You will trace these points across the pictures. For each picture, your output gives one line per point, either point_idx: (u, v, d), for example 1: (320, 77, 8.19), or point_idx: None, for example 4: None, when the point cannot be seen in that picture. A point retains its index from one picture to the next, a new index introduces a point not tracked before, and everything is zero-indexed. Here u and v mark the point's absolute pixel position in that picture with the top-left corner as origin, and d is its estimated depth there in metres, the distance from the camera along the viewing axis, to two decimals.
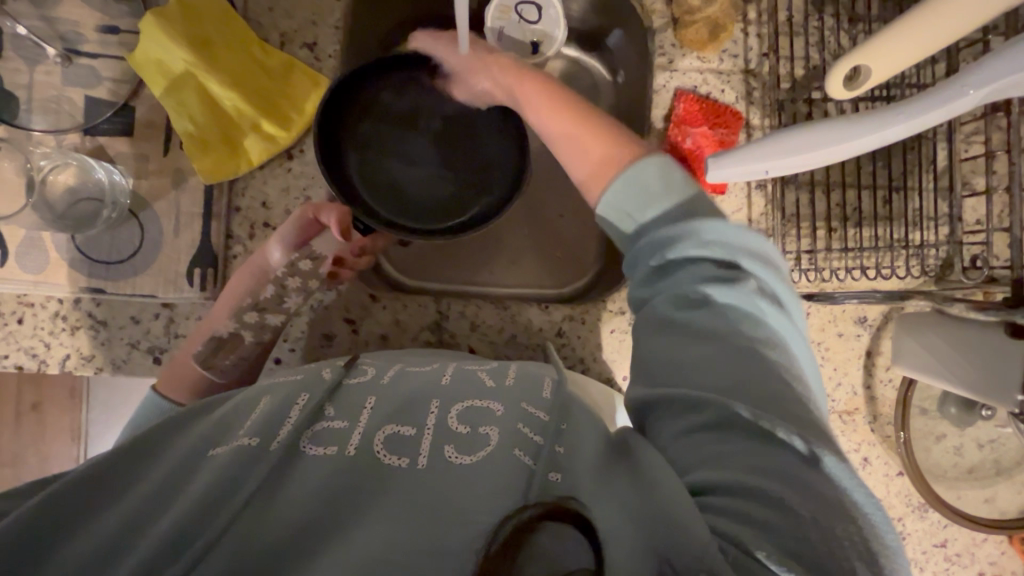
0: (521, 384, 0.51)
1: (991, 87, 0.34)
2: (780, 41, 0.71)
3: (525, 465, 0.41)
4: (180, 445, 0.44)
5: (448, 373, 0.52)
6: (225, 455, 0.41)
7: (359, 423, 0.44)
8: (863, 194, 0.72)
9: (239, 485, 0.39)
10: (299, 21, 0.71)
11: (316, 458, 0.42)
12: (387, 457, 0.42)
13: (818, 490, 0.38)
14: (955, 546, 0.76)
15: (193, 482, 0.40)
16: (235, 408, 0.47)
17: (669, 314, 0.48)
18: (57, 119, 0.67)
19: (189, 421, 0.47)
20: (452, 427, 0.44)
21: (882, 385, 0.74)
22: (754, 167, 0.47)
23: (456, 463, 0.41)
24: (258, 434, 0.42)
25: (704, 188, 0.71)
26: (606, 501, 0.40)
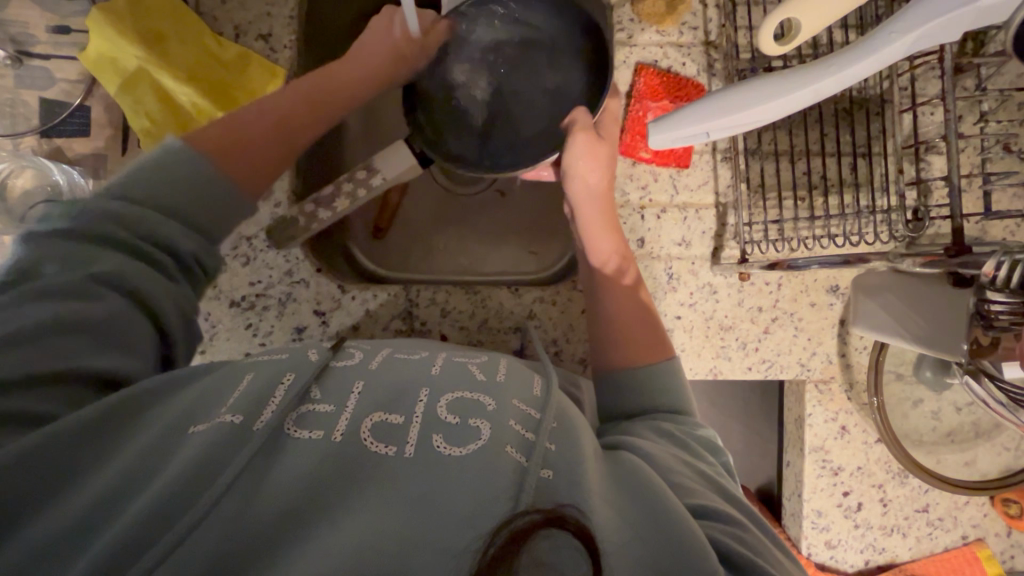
0: (513, 380, 0.50)
1: (914, 32, 0.34)
2: (739, 10, 0.70)
3: (517, 462, 0.40)
4: (157, 423, 0.42)
5: (438, 363, 0.51)
6: (206, 433, 0.40)
7: (345, 408, 0.43)
8: (829, 161, 0.72)
9: (213, 470, 0.38)
10: (253, 13, 0.70)
11: (302, 440, 0.41)
12: (373, 444, 0.41)
13: (763, 538, 0.45)
14: (937, 510, 0.76)
15: (166, 465, 0.38)
16: (220, 381, 0.46)
17: (642, 422, 0.55)
18: (13, 123, 0.67)
19: (166, 399, 0.45)
20: (441, 417, 0.43)
21: (856, 352, 0.74)
22: (694, 130, 0.47)
23: (445, 453, 0.40)
24: (241, 412, 0.41)
25: (663, 162, 0.71)
26: (611, 517, 0.40)
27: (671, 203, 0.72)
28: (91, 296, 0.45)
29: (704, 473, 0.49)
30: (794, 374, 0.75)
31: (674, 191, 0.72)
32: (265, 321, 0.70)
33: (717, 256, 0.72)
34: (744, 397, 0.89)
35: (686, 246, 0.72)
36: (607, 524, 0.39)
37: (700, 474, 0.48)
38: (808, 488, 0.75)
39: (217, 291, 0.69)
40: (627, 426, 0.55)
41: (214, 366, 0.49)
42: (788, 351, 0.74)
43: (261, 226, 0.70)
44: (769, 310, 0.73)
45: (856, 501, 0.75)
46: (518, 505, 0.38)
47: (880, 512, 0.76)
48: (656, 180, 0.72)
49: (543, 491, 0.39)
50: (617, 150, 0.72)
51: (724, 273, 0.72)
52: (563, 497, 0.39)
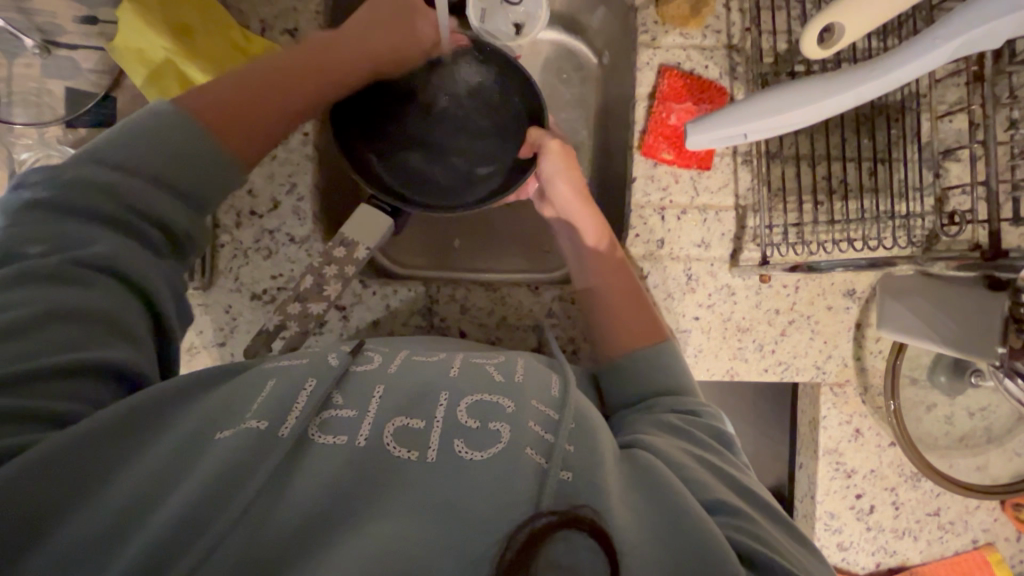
0: (531, 380, 0.50)
1: (958, 40, 0.35)
2: (763, 14, 0.71)
3: (538, 464, 0.40)
4: (179, 428, 0.41)
5: (455, 364, 0.51)
6: (232, 440, 0.39)
7: (368, 412, 0.43)
8: (848, 166, 0.72)
9: (238, 478, 0.37)
10: (280, 8, 0.71)
11: (325, 446, 0.41)
12: (396, 449, 0.41)
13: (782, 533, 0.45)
14: (948, 514, 0.76)
15: (189, 474, 0.38)
16: (242, 386, 0.45)
17: (652, 419, 0.55)
18: (38, 112, 0.67)
19: (184, 405, 0.44)
20: (462, 421, 0.43)
21: (872, 356, 0.75)
22: (730, 131, 0.48)
23: (466, 458, 0.40)
24: (264, 418, 0.41)
25: (684, 164, 0.72)
26: (627, 515, 0.41)
27: (691, 204, 0.73)
28: (79, 281, 0.45)
29: (719, 470, 0.49)
30: (810, 377, 0.75)
31: (695, 192, 0.73)
32: None
33: (736, 258, 0.73)
34: (756, 399, 0.90)
35: (706, 248, 0.73)
36: (623, 526, 0.39)
37: (713, 471, 0.48)
38: (822, 490, 0.76)
39: (237, 284, 0.70)
40: (637, 422, 0.55)
41: (230, 370, 0.48)
42: (804, 354, 0.75)
43: (284, 220, 0.70)
44: (787, 312, 0.74)
45: (868, 504, 0.76)
46: (538, 507, 0.38)
47: (892, 515, 0.76)
48: (677, 181, 0.73)
49: (563, 492, 0.40)
50: (639, 151, 0.72)
51: (743, 275, 0.73)
52: (582, 498, 0.40)
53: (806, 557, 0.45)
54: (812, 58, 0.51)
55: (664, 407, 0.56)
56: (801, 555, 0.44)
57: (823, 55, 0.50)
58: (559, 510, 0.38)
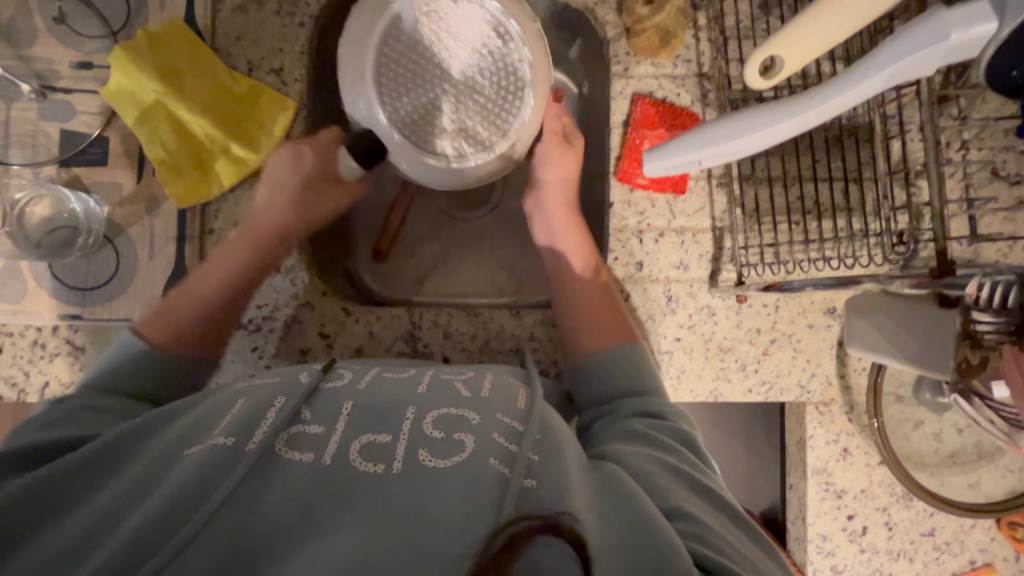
0: (498, 396, 0.50)
1: (890, 69, 0.36)
2: (729, 43, 0.73)
3: (499, 473, 0.41)
4: (153, 449, 0.43)
5: (424, 382, 0.52)
6: (201, 454, 0.41)
7: (335, 430, 0.44)
8: (822, 186, 0.73)
9: (209, 488, 0.38)
10: (266, 49, 0.73)
11: (292, 461, 0.41)
12: (362, 464, 0.41)
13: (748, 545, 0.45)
14: (943, 534, 0.75)
15: (161, 483, 0.39)
16: (211, 406, 0.47)
17: (619, 429, 0.56)
18: (34, 152, 0.70)
19: (159, 428, 0.46)
20: (428, 433, 0.44)
21: (856, 373, 0.75)
22: (689, 156, 0.50)
23: (431, 466, 0.41)
24: (232, 434, 0.42)
25: (658, 189, 0.74)
26: (588, 516, 0.41)
27: (668, 227, 0.74)
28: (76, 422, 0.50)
29: (677, 466, 0.50)
30: (795, 396, 0.75)
31: (671, 215, 0.74)
32: (271, 343, 0.71)
33: (715, 279, 0.74)
34: (748, 418, 0.90)
35: (685, 269, 0.74)
36: (591, 530, 0.40)
37: (670, 469, 0.50)
38: (813, 511, 0.75)
39: None
40: (611, 431, 0.57)
41: (199, 395, 0.50)
42: (788, 373, 0.75)
43: None
44: (768, 331, 0.74)
45: (861, 525, 0.75)
46: (503, 516, 0.38)
47: (886, 537, 0.75)
48: (654, 206, 0.74)
49: (526, 498, 0.40)
50: (615, 177, 0.74)
51: (722, 295, 0.73)
52: (548, 504, 0.40)
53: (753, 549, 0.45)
54: (755, 89, 0.53)
55: (628, 412, 0.58)
56: (744, 544, 0.45)
57: (766, 86, 0.53)
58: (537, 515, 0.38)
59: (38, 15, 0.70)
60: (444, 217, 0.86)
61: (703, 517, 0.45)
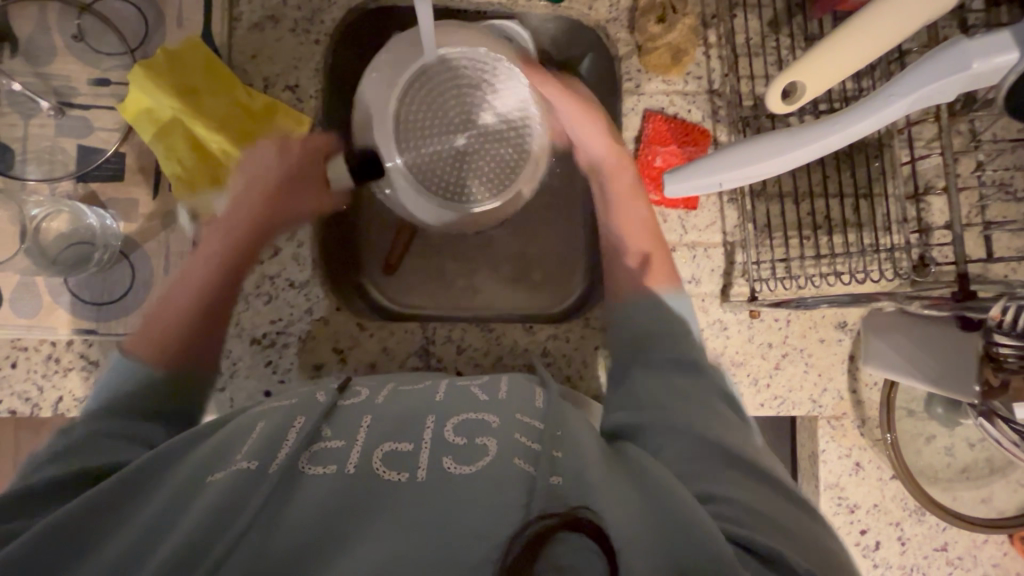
0: (514, 396, 0.52)
1: (911, 95, 0.37)
2: (740, 61, 0.74)
3: (527, 472, 0.41)
4: (174, 479, 0.43)
5: (440, 392, 0.53)
6: (224, 480, 0.40)
7: (357, 441, 0.45)
8: (832, 202, 0.74)
9: (235, 512, 0.38)
10: (282, 66, 0.74)
11: (318, 477, 0.41)
12: (386, 473, 0.42)
13: (789, 513, 0.45)
14: (956, 549, 0.75)
15: (188, 510, 0.39)
16: (230, 435, 0.47)
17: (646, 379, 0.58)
18: (51, 168, 0.70)
19: (178, 458, 0.46)
20: (449, 439, 0.45)
21: (867, 388, 0.75)
22: (710, 178, 0.50)
23: (455, 473, 0.42)
24: (254, 458, 0.42)
25: (670, 204, 0.74)
26: (622, 504, 0.41)
27: (680, 242, 0.75)
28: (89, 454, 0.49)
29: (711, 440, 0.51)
30: (807, 411, 0.75)
31: (683, 230, 0.75)
32: (285, 358, 0.71)
33: (726, 293, 0.74)
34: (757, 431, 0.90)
35: (697, 284, 0.74)
36: (620, 516, 0.39)
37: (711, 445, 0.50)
38: None
39: (239, 329, 0.71)
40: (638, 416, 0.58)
41: (215, 425, 0.50)
42: (799, 387, 0.75)
43: (284, 266, 0.72)
44: (779, 346, 0.74)
45: (874, 540, 0.75)
46: (529, 513, 0.38)
47: (898, 551, 0.75)
48: (666, 221, 0.75)
49: (553, 495, 0.40)
50: None
51: (734, 310, 0.74)
52: (576, 500, 0.40)
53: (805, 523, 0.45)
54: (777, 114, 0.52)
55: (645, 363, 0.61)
56: (783, 515, 0.44)
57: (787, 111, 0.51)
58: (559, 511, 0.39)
59: (56, 33, 0.71)
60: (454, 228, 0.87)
61: (740, 496, 0.45)
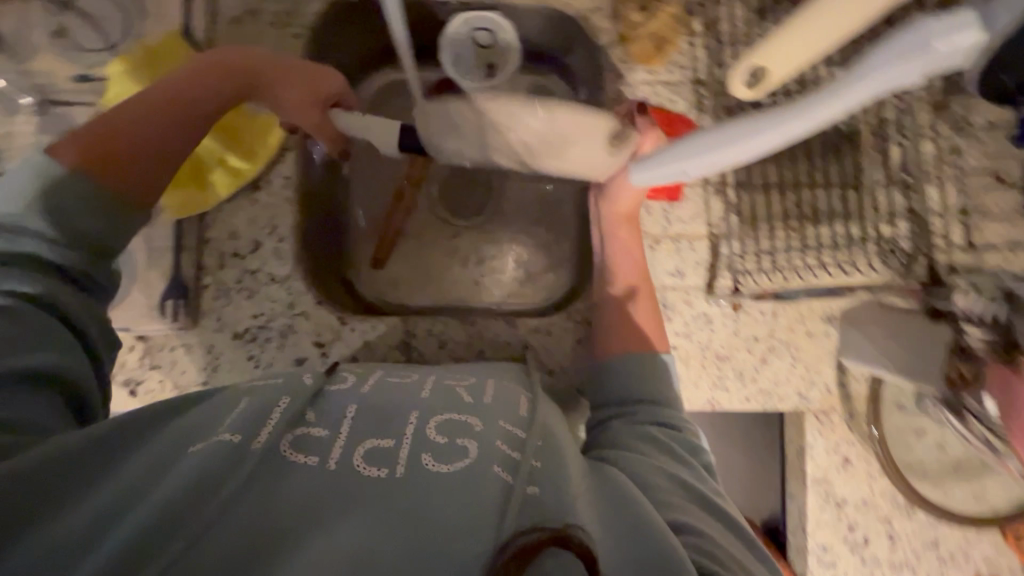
0: (500, 403, 0.51)
1: (871, 80, 0.35)
2: (724, 50, 0.73)
3: (501, 479, 0.41)
4: (157, 441, 0.43)
5: (427, 386, 0.52)
6: (207, 450, 0.40)
7: (340, 432, 0.44)
8: (819, 193, 0.72)
9: (216, 484, 0.39)
10: None
11: (298, 462, 0.42)
12: (366, 468, 0.42)
13: (745, 551, 0.47)
14: (947, 545, 0.74)
15: (164, 479, 0.39)
16: (217, 405, 0.46)
17: (634, 431, 0.57)
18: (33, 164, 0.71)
19: (161, 422, 0.45)
20: (431, 439, 0.44)
21: (856, 382, 0.73)
22: (672, 167, 0.51)
23: (434, 471, 0.42)
24: (238, 432, 0.42)
25: (654, 195, 0.73)
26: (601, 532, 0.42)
27: (664, 234, 0.74)
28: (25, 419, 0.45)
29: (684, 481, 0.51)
30: (794, 405, 0.74)
31: (667, 223, 0.74)
32: (266, 352, 0.71)
33: (711, 286, 0.73)
34: (748, 426, 0.89)
35: (681, 277, 0.73)
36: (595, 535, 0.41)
37: (680, 483, 0.51)
38: (813, 522, 0.74)
39: (219, 323, 0.71)
40: (621, 434, 0.58)
41: (202, 393, 0.49)
42: (786, 381, 0.74)
43: (264, 261, 0.72)
44: (766, 339, 0.73)
45: (863, 535, 0.74)
46: (504, 530, 0.38)
47: (888, 548, 0.74)
48: (649, 213, 0.74)
49: (531, 507, 0.40)
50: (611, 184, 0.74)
51: (719, 301, 0.73)
52: (556, 511, 0.40)
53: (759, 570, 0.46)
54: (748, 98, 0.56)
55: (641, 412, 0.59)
56: (734, 546, 0.47)
57: (756, 96, 0.55)
58: (549, 527, 0.38)
59: (39, 29, 0.72)
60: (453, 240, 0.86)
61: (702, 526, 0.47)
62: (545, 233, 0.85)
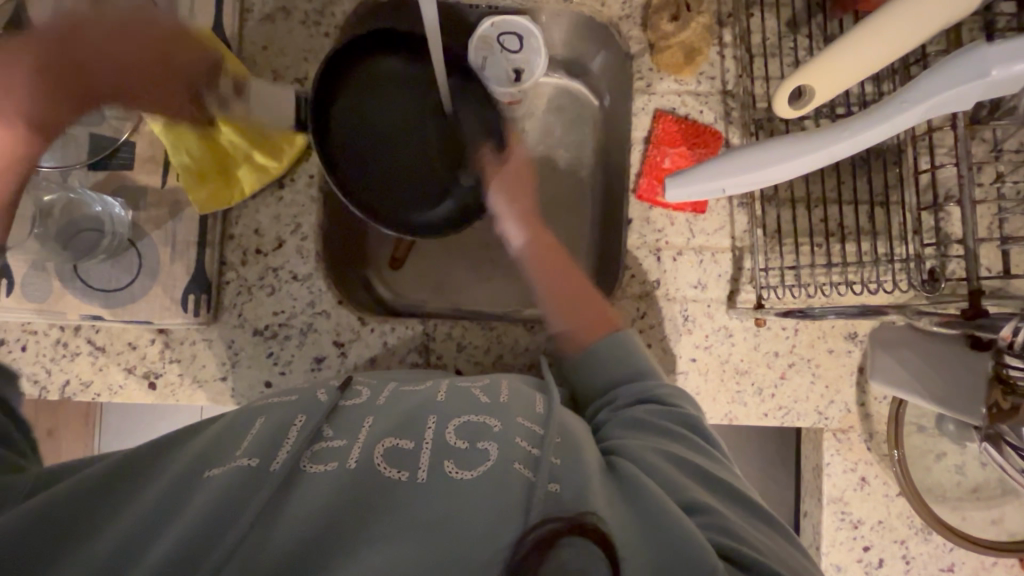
0: (515, 400, 0.51)
1: (928, 101, 0.36)
2: (755, 61, 0.72)
3: (525, 478, 0.41)
4: (174, 467, 0.44)
5: (442, 390, 0.52)
6: (224, 475, 0.41)
7: (357, 439, 0.45)
8: (846, 210, 0.71)
9: (239, 507, 0.39)
10: (292, 59, 0.74)
11: (317, 473, 0.42)
12: (387, 469, 0.42)
13: (774, 536, 0.47)
14: (963, 570, 0.73)
15: (186, 504, 0.40)
16: (222, 429, 0.47)
17: (622, 419, 0.57)
18: (63, 156, 0.71)
19: (176, 448, 0.47)
20: (451, 442, 0.44)
21: (876, 401, 0.73)
22: (712, 185, 0.50)
23: (458, 477, 0.41)
24: (255, 455, 0.42)
25: (679, 207, 0.72)
26: (618, 520, 0.42)
27: (687, 246, 0.73)
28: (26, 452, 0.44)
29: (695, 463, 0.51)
30: (812, 423, 0.73)
31: (691, 234, 0.73)
32: (286, 350, 0.72)
33: (733, 299, 0.73)
34: (763, 441, 0.88)
35: (702, 289, 0.73)
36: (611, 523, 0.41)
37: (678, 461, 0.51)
38: (827, 542, 0.73)
39: (241, 319, 0.72)
40: (613, 420, 0.58)
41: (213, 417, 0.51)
42: (805, 398, 0.73)
43: (287, 258, 0.72)
44: (786, 355, 0.73)
45: (877, 557, 0.73)
46: (531, 519, 0.38)
47: (903, 570, 0.73)
48: (673, 224, 0.73)
49: (554, 503, 0.40)
50: (635, 194, 0.73)
51: (740, 316, 0.72)
52: (575, 507, 0.40)
53: (784, 546, 0.46)
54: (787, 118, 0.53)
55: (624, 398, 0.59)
56: (765, 535, 0.46)
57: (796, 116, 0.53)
58: (565, 517, 0.39)
59: None
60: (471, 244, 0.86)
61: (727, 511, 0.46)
62: (564, 244, 0.85)
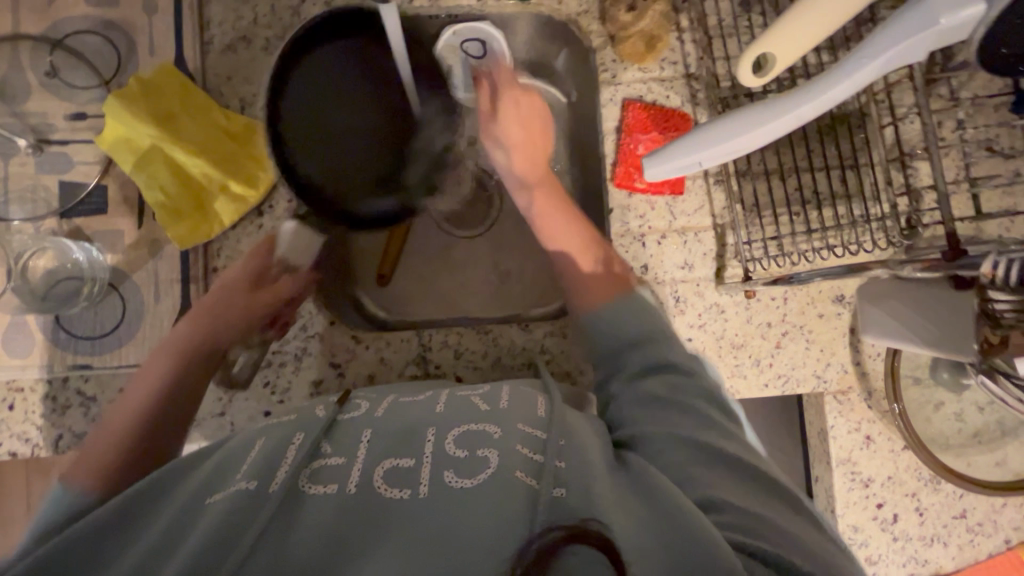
0: (517, 405, 0.51)
1: (883, 55, 0.38)
2: (714, 42, 0.74)
3: (530, 487, 0.41)
4: (175, 501, 0.43)
5: (441, 400, 0.52)
6: (223, 502, 0.41)
7: (356, 459, 0.44)
8: (819, 176, 0.73)
9: (240, 534, 0.38)
10: (258, 85, 0.73)
11: (318, 495, 0.41)
12: (388, 490, 0.41)
13: (802, 523, 0.45)
14: (975, 515, 0.74)
15: (190, 534, 0.39)
16: (224, 458, 0.47)
17: (635, 396, 0.57)
18: (34, 207, 0.70)
19: (178, 480, 0.46)
20: (450, 452, 0.44)
21: (871, 359, 0.74)
22: (689, 161, 0.51)
23: (458, 487, 0.41)
24: (254, 478, 0.42)
25: (658, 190, 0.73)
26: (622, 520, 0.40)
27: (670, 228, 0.74)
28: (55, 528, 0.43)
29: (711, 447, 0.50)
30: (812, 387, 0.74)
31: (672, 217, 0.74)
32: (283, 376, 0.71)
33: (720, 276, 0.73)
34: (767, 413, 0.89)
35: (690, 269, 0.74)
36: (623, 532, 0.39)
37: (706, 447, 0.50)
38: (841, 503, 0.74)
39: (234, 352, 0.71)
40: (623, 400, 0.58)
41: (213, 445, 0.50)
42: (802, 364, 0.74)
43: None
44: (779, 324, 0.74)
45: (891, 513, 0.74)
46: (536, 528, 0.38)
47: (917, 522, 0.74)
48: (654, 208, 0.74)
49: (560, 510, 0.39)
50: (614, 182, 0.74)
51: (730, 292, 0.73)
52: (582, 512, 0.39)
53: (807, 529, 0.45)
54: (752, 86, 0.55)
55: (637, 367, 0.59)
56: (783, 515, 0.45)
57: (762, 82, 0.54)
58: (569, 525, 0.37)
59: (30, 71, 0.71)
60: (455, 251, 0.86)
61: (739, 500, 0.45)
62: None
